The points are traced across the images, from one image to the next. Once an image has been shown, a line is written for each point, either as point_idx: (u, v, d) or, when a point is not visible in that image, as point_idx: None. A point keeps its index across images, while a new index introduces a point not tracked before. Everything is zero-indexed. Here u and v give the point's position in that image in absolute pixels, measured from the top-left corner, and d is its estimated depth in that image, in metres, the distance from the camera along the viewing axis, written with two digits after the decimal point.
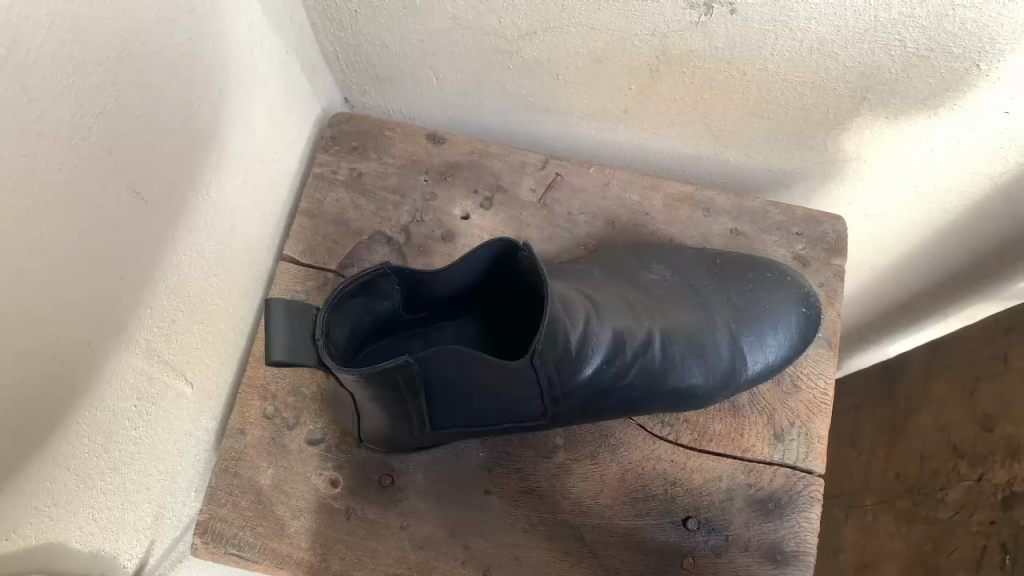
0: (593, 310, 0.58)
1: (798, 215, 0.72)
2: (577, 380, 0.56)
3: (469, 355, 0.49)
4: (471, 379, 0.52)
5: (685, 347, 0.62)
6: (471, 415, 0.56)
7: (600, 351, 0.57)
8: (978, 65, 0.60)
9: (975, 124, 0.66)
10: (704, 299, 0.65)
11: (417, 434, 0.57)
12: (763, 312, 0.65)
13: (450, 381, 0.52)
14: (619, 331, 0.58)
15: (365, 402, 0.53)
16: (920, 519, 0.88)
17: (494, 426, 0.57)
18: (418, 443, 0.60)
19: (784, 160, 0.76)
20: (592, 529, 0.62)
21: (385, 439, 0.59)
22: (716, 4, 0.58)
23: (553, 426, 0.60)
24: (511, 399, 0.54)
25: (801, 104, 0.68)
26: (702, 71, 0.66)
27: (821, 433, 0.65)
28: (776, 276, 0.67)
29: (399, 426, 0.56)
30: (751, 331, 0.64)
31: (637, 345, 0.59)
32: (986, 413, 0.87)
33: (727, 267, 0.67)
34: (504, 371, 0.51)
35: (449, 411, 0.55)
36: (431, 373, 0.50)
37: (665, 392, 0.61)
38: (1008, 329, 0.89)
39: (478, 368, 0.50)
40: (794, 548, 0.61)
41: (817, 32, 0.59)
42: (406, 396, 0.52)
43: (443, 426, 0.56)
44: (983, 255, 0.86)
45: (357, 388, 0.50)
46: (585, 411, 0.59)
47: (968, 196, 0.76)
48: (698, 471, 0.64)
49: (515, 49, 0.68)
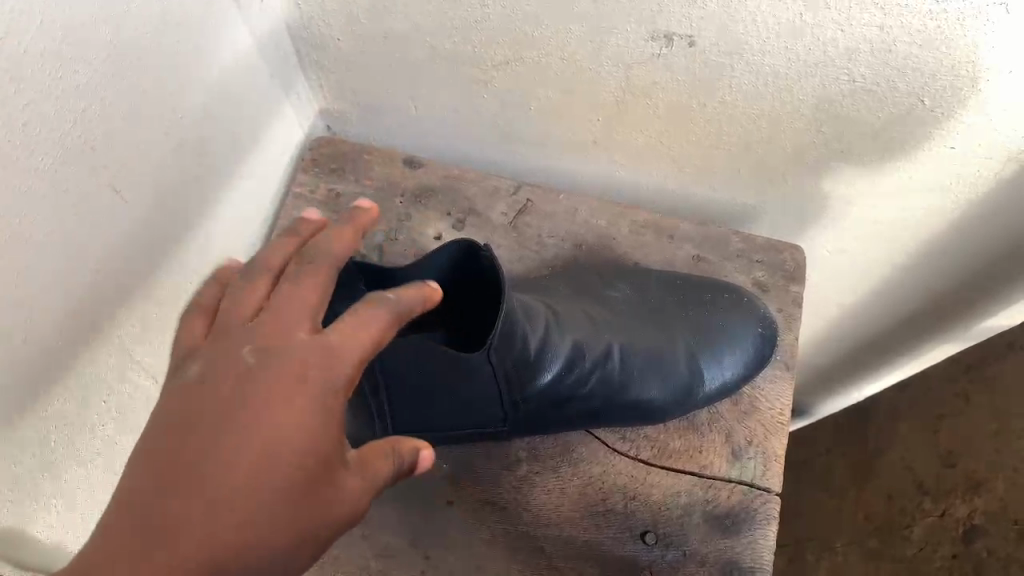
0: (554, 320, 0.60)
1: (758, 245, 0.75)
2: (536, 388, 0.58)
3: (438, 349, 0.50)
4: (436, 377, 0.53)
5: (644, 361, 0.64)
6: (433, 415, 0.57)
7: (558, 359, 0.58)
8: (922, 101, 0.64)
9: (926, 159, 0.70)
10: (664, 318, 0.68)
11: (377, 437, 0.58)
12: (718, 334, 0.68)
13: (415, 378, 0.53)
14: (578, 343, 0.61)
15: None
16: (886, 556, 0.88)
17: (456, 430, 0.59)
18: (381, 450, 0.60)
19: (747, 194, 0.80)
20: (551, 542, 0.62)
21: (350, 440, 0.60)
22: (676, 36, 0.62)
23: (516, 434, 0.62)
24: (472, 399, 0.56)
25: (762, 137, 0.71)
26: (666, 104, 0.69)
27: (778, 453, 0.66)
28: (734, 297, 0.70)
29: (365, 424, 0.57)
30: (709, 348, 0.67)
31: (598, 356, 0.62)
32: (949, 450, 0.88)
33: (686, 288, 0.70)
34: (466, 369, 0.52)
35: (411, 410, 0.56)
36: (397, 363, 0.52)
37: (624, 404, 0.63)
38: (969, 367, 0.91)
39: (444, 366, 0.52)
40: (751, 563, 0.62)
41: (771, 65, 0.63)
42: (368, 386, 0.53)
43: (405, 427, 0.57)
44: (942, 293, 0.89)
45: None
46: (548, 419, 0.61)
47: (924, 232, 0.79)
48: (657, 486, 0.65)
49: (489, 79, 0.71)
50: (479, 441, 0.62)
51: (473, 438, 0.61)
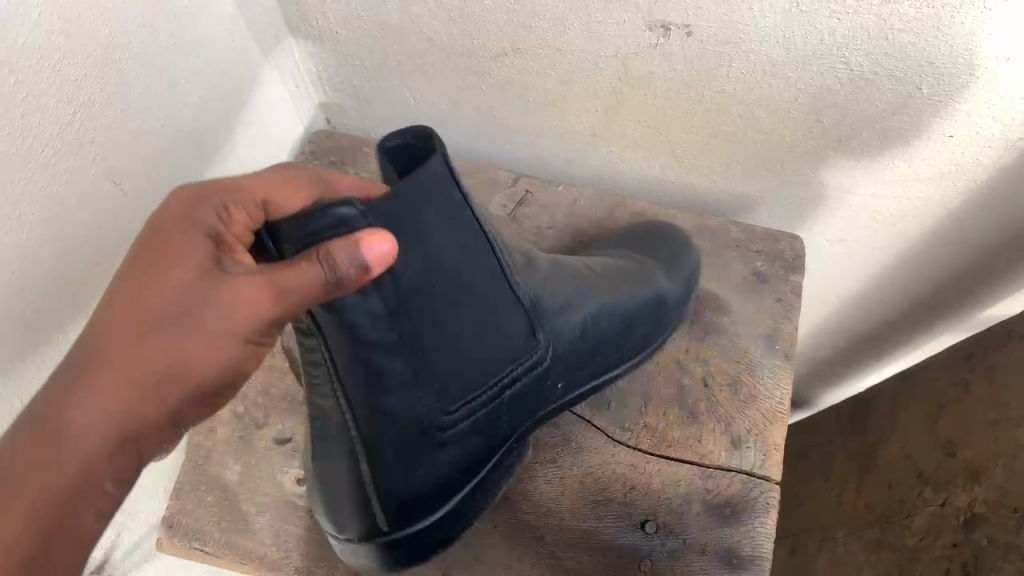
0: (540, 258, 0.58)
1: (757, 235, 0.77)
2: (549, 307, 0.55)
3: (449, 190, 0.45)
4: (456, 270, 0.46)
5: (629, 286, 0.63)
6: (467, 348, 0.49)
7: (552, 285, 0.56)
8: (920, 89, 0.64)
9: (924, 148, 0.70)
10: (632, 256, 0.69)
11: (423, 399, 0.49)
12: (684, 267, 0.70)
13: (435, 279, 0.46)
14: (564, 272, 0.58)
15: (365, 359, 0.46)
16: (886, 546, 0.88)
17: (500, 373, 0.52)
18: (428, 423, 0.50)
19: (747, 184, 0.79)
20: (551, 532, 0.63)
21: (383, 420, 0.49)
22: (673, 25, 0.62)
23: (553, 378, 0.56)
24: (501, 304, 0.50)
25: (760, 127, 0.71)
26: (663, 94, 0.69)
27: (778, 443, 0.66)
28: (670, 229, 0.74)
29: (407, 382, 0.48)
30: (668, 260, 0.69)
31: (598, 289, 0.60)
32: (948, 439, 0.88)
33: (636, 236, 0.73)
34: (481, 251, 0.47)
35: (443, 337, 0.48)
36: (413, 258, 0.44)
37: (620, 329, 0.61)
38: (969, 356, 0.91)
39: (459, 239, 0.46)
40: (750, 553, 0.62)
41: (768, 54, 0.63)
42: (401, 314, 0.45)
43: (446, 373, 0.49)
44: (942, 282, 0.89)
45: (365, 333, 0.45)
46: (572, 351, 0.57)
47: (924, 222, 0.79)
48: (657, 476, 0.65)
49: (487, 71, 0.71)
50: (525, 407, 0.56)
51: (512, 399, 0.53)
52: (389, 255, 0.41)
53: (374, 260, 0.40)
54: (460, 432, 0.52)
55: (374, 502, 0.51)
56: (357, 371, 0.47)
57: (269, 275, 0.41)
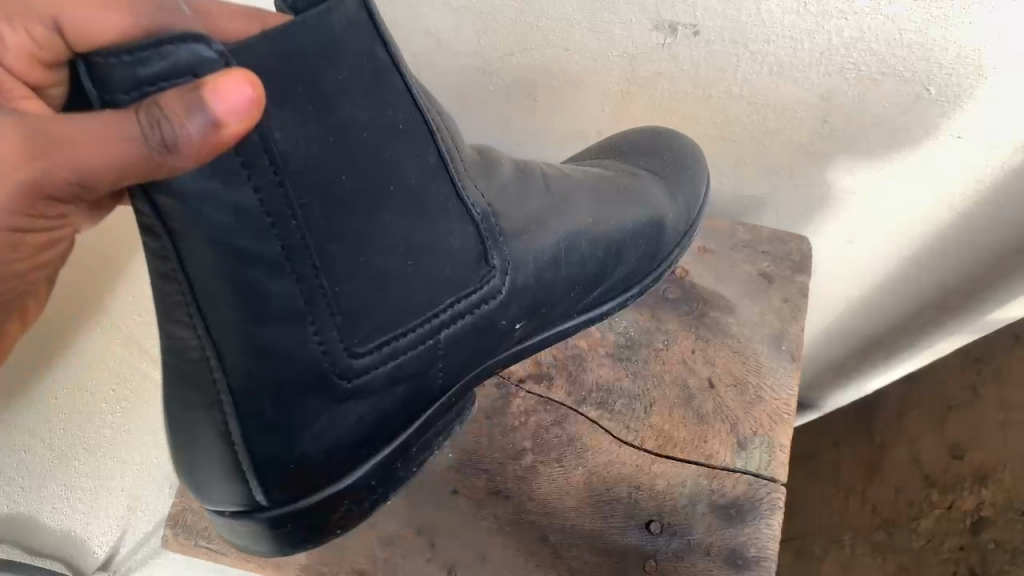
0: (520, 175, 0.53)
1: (765, 236, 0.78)
2: (518, 225, 0.49)
3: (371, 46, 0.39)
4: (375, 151, 0.40)
5: (624, 221, 0.57)
6: (383, 267, 0.41)
7: (523, 202, 0.51)
8: (928, 89, 0.64)
9: (932, 149, 0.69)
10: (635, 173, 0.63)
11: (319, 338, 0.41)
12: (682, 195, 0.63)
13: (341, 160, 0.38)
14: (546, 195, 0.53)
15: (240, 279, 0.38)
16: (892, 548, 0.88)
17: (434, 308, 0.45)
18: (330, 365, 0.41)
19: (754, 185, 0.79)
20: (556, 531, 0.63)
21: (263, 360, 0.40)
22: (680, 25, 0.63)
23: (508, 318, 0.49)
24: (437, 213, 0.43)
25: (767, 127, 0.71)
26: (670, 94, 0.69)
27: (784, 443, 0.66)
28: (670, 132, 0.68)
29: (293, 310, 0.40)
30: (672, 182, 0.63)
31: (581, 212, 0.54)
32: (956, 442, 0.88)
33: (635, 145, 0.67)
34: (413, 131, 0.41)
35: (353, 254, 0.40)
36: (303, 126, 0.37)
37: (599, 264, 0.55)
38: (977, 359, 0.91)
39: (378, 109, 0.39)
40: (756, 554, 0.62)
41: (776, 54, 0.63)
42: (290, 215, 0.38)
43: (353, 306, 0.41)
44: (949, 284, 0.89)
45: (235, 242, 0.37)
46: (538, 285, 0.50)
47: (931, 223, 0.79)
48: (662, 476, 0.65)
49: (494, 70, 0.71)
50: (466, 353, 0.48)
51: (454, 342, 0.47)
52: (253, 108, 0.34)
53: (228, 113, 0.33)
54: (375, 381, 0.43)
55: (253, 477, 0.43)
56: (232, 295, 0.39)
57: (73, 149, 0.36)
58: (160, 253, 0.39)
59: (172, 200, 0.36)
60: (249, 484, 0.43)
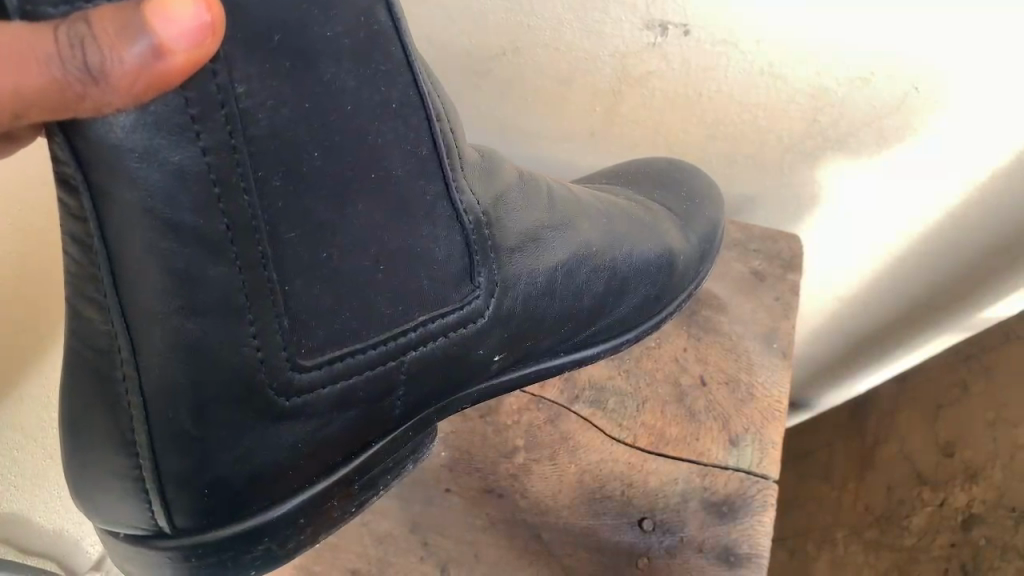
0: (545, 190, 0.51)
1: (756, 235, 0.79)
2: (518, 237, 0.46)
3: (373, 5, 0.34)
4: (360, 132, 0.36)
5: (634, 252, 0.56)
6: (350, 269, 0.38)
7: (536, 214, 0.48)
8: (916, 88, 0.64)
9: (921, 148, 0.70)
10: (651, 207, 0.63)
11: (258, 344, 0.36)
12: (695, 230, 0.64)
13: (313, 136, 0.34)
14: (567, 216, 0.51)
15: (168, 261, 0.32)
16: (886, 547, 0.88)
17: (405, 322, 0.41)
18: (267, 378, 0.37)
19: (744, 185, 0.79)
20: (549, 529, 0.63)
21: (192, 358, 0.35)
22: (671, 24, 0.63)
23: (486, 348, 0.46)
24: (421, 217, 0.40)
25: (757, 126, 0.71)
26: (662, 94, 0.70)
27: (775, 440, 0.67)
28: (685, 165, 0.71)
29: (226, 305, 0.34)
30: (690, 221, 0.65)
31: (589, 237, 0.52)
32: (947, 439, 0.88)
33: (651, 172, 0.69)
34: (406, 115, 0.37)
35: (312, 244, 0.36)
36: (268, 90, 0.32)
37: (594, 301, 0.53)
38: (966, 356, 0.91)
39: (368, 82, 0.35)
40: (748, 550, 0.62)
41: (767, 53, 0.64)
42: (241, 188, 0.33)
43: (305, 311, 0.37)
44: (937, 284, 0.89)
45: (163, 212, 0.31)
46: (526, 315, 0.48)
47: (918, 222, 0.80)
48: (654, 474, 0.65)
49: (486, 70, 0.71)
50: (434, 384, 0.45)
51: (424, 372, 0.44)
52: (209, 35, 0.29)
53: (183, 34, 0.28)
54: (320, 403, 0.40)
55: (173, 501, 0.38)
56: (157, 276, 0.33)
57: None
58: (70, 209, 0.32)
59: (91, 143, 0.30)
60: (153, 505, 0.39)
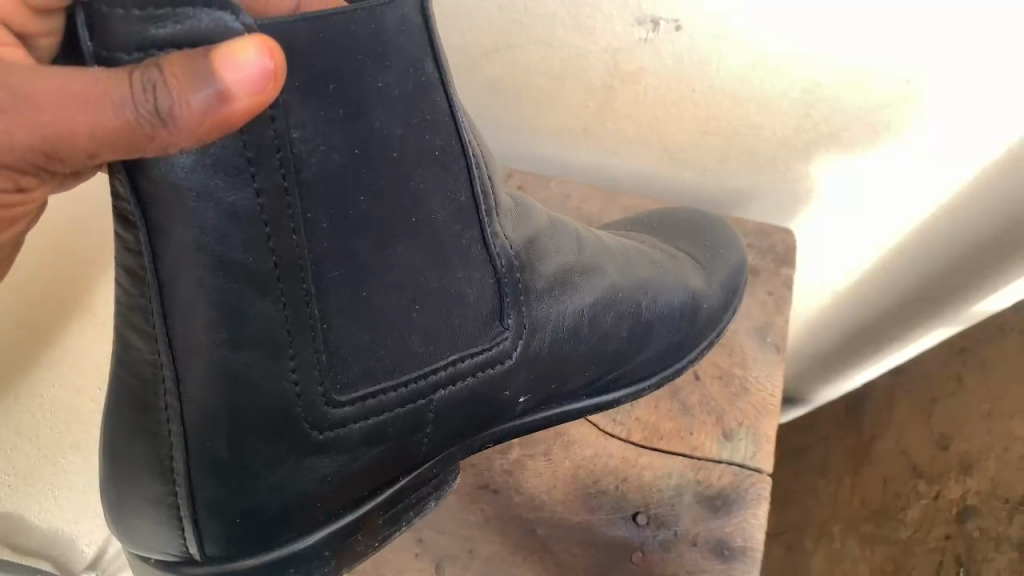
0: (580, 239, 0.52)
1: (749, 230, 0.79)
2: (550, 280, 0.47)
3: (422, 58, 0.37)
4: (402, 176, 0.37)
5: (660, 300, 0.56)
6: (386, 311, 0.39)
7: (568, 260, 0.49)
8: (908, 82, 0.65)
9: (913, 142, 0.70)
10: (677, 254, 0.63)
11: (297, 378, 0.38)
12: (720, 278, 0.64)
13: (359, 182, 0.36)
14: (599, 266, 0.52)
15: (218, 296, 0.35)
16: (881, 540, 0.89)
17: (434, 362, 0.43)
18: (304, 411, 0.39)
19: (738, 181, 0.80)
20: (544, 525, 0.63)
21: (230, 392, 0.38)
22: (662, 20, 0.63)
23: (512, 389, 0.47)
24: (456, 260, 0.41)
25: (749, 121, 0.71)
26: (655, 89, 0.70)
27: (769, 434, 0.67)
28: (704, 216, 0.71)
29: (268, 340, 0.37)
30: (719, 267, 0.65)
31: (616, 279, 0.53)
32: (942, 433, 0.89)
33: (665, 219, 0.70)
34: (448, 162, 0.39)
35: (353, 284, 0.38)
36: (326, 132, 0.34)
37: (618, 350, 0.53)
38: (961, 350, 0.92)
39: (414, 130, 0.37)
40: (742, 544, 0.62)
41: (759, 48, 0.64)
42: (290, 228, 0.35)
43: (343, 348, 0.39)
44: (932, 282, 0.89)
45: (213, 246, 0.34)
46: (551, 358, 0.49)
47: (911, 217, 0.80)
48: (648, 468, 0.65)
49: (479, 67, 0.71)
50: (458, 421, 0.46)
51: (447, 411, 0.45)
52: (270, 83, 0.30)
53: (247, 82, 0.29)
54: (351, 437, 0.41)
55: (203, 526, 0.41)
56: (206, 312, 0.35)
57: (31, 111, 0.30)
58: (126, 243, 0.36)
59: (150, 181, 0.33)
60: (185, 533, 0.41)
